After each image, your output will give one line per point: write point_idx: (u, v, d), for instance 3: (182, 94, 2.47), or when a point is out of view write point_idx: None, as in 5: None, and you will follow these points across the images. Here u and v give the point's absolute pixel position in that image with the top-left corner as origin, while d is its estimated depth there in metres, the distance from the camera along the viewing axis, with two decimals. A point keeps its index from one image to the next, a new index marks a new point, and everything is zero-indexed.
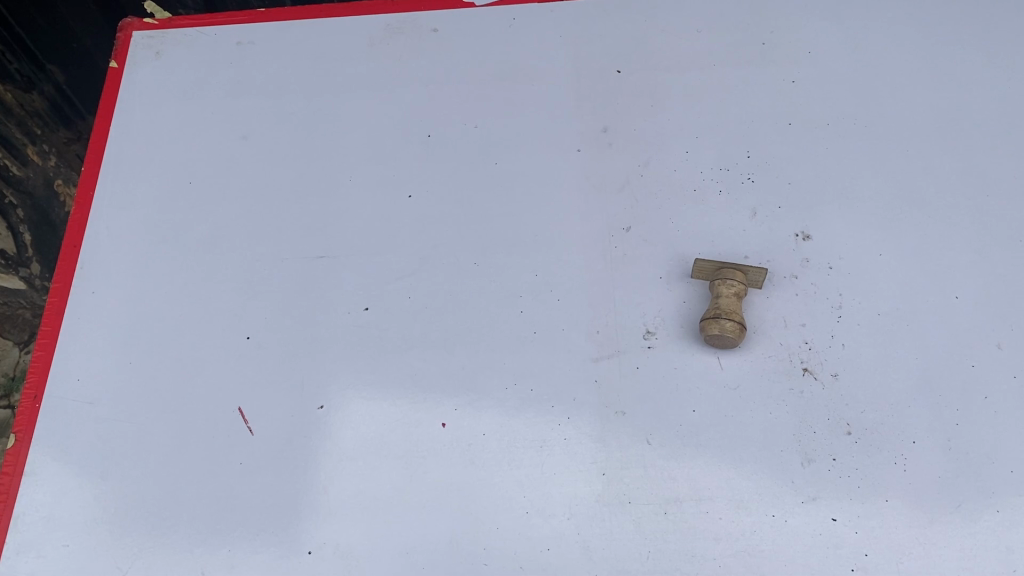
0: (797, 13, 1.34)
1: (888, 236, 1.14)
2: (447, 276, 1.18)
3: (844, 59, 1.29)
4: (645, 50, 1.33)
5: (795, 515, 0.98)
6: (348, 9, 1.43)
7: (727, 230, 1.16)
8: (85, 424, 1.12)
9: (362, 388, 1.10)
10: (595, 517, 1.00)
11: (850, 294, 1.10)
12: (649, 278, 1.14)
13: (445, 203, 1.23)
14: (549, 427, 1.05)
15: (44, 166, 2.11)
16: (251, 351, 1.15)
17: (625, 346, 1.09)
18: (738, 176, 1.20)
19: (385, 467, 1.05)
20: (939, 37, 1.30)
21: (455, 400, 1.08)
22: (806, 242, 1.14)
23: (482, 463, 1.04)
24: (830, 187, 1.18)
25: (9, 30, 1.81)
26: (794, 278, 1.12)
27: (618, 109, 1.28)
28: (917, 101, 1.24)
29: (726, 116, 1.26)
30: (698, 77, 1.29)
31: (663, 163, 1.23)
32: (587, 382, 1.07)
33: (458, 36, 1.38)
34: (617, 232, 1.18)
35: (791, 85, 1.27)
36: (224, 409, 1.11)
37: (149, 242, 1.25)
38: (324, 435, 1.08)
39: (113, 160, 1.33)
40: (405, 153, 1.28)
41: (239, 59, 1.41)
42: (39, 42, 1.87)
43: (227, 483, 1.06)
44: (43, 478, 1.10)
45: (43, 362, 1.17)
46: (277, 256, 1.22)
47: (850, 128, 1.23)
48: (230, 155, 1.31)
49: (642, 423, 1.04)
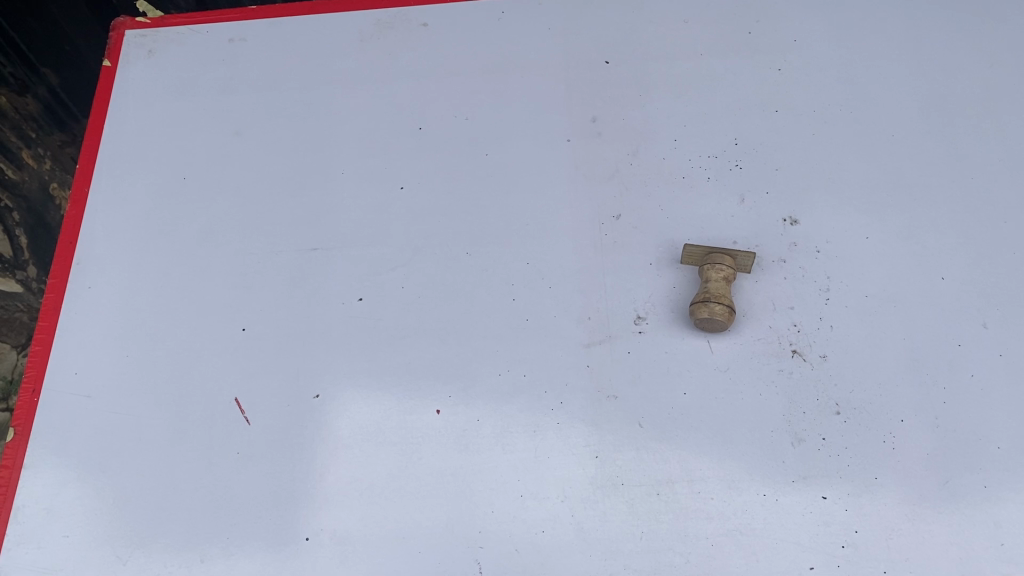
0: (783, 2, 1.35)
1: (874, 219, 1.16)
2: (439, 267, 1.19)
3: (829, 46, 1.30)
4: (633, 40, 1.34)
5: (786, 494, 0.99)
6: (338, 6, 1.44)
7: (716, 216, 1.18)
8: (82, 418, 1.13)
9: (357, 378, 1.12)
10: (588, 499, 1.01)
11: (838, 277, 1.12)
12: (639, 264, 1.16)
13: (437, 195, 1.25)
14: (543, 412, 1.07)
15: (39, 170, 2.12)
16: (246, 343, 1.16)
17: (614, 332, 1.11)
18: (726, 163, 1.22)
19: (380, 454, 1.07)
20: (923, 22, 1.31)
21: (449, 388, 1.10)
22: (794, 226, 1.16)
23: (477, 449, 1.05)
24: (817, 173, 1.20)
25: (8, 38, 1.87)
26: (782, 261, 1.13)
27: (607, 99, 1.29)
28: (902, 86, 1.26)
29: (713, 105, 1.27)
30: (686, 66, 1.31)
31: (652, 152, 1.24)
32: (579, 368, 1.09)
33: (448, 29, 1.39)
34: (607, 220, 1.19)
35: (777, 73, 1.29)
36: (220, 401, 1.12)
37: (143, 237, 1.26)
38: (320, 424, 1.09)
39: (107, 156, 1.34)
40: (396, 145, 1.29)
41: (230, 56, 1.42)
42: (33, 45, 1.92)
43: (225, 473, 1.08)
44: (41, 471, 1.11)
45: (41, 356, 1.18)
46: (271, 249, 1.23)
47: (837, 114, 1.24)
48: (223, 151, 1.33)
49: (634, 407, 1.06)
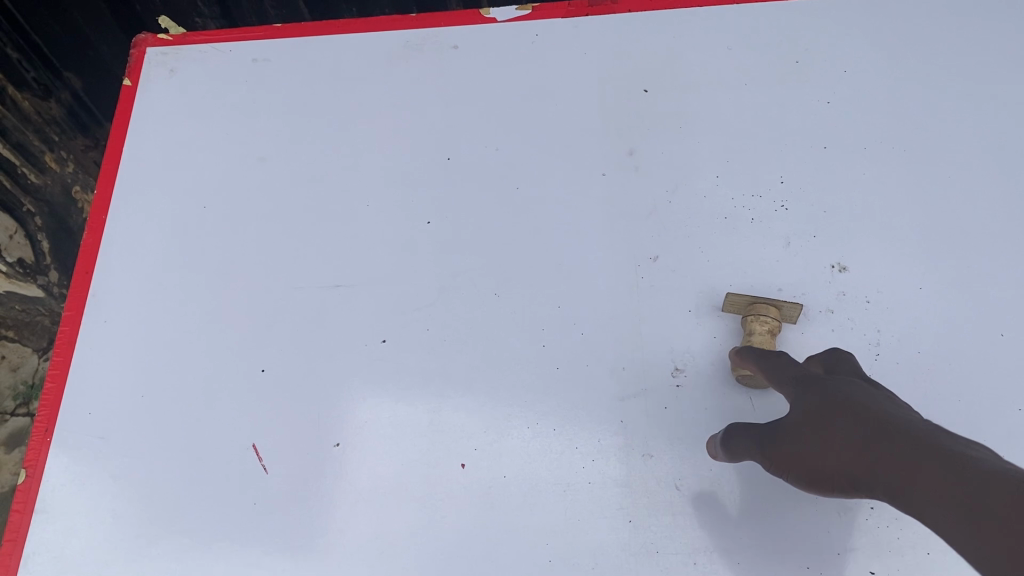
0: (832, 29, 1.28)
1: (928, 268, 1.09)
2: (467, 308, 1.14)
3: (882, 78, 1.23)
4: (674, 67, 1.28)
5: (829, 568, 0.95)
6: (365, 24, 1.38)
7: (760, 261, 1.12)
8: (96, 461, 1.10)
9: (380, 427, 1.07)
10: (621, 567, 0.97)
11: (888, 330, 1.06)
12: (676, 311, 1.10)
13: (465, 230, 1.19)
14: (573, 471, 1.03)
15: (61, 174, 2.06)
16: (264, 385, 1.12)
17: (650, 385, 1.06)
18: (771, 203, 1.15)
19: (403, 510, 1.03)
20: (983, 53, 1.24)
21: (475, 440, 1.05)
22: (843, 274, 1.10)
23: (504, 508, 1.01)
24: (867, 216, 1.13)
25: (26, 37, 1.81)
26: (830, 312, 1.07)
27: (645, 130, 1.23)
28: (960, 122, 1.19)
29: (757, 140, 1.20)
30: (729, 96, 1.24)
31: (692, 189, 1.18)
32: (612, 423, 1.04)
33: (479, 51, 1.33)
34: (644, 262, 1.13)
35: (827, 106, 1.22)
36: (238, 447, 1.08)
37: (162, 269, 1.22)
38: (340, 475, 1.05)
39: (126, 183, 1.30)
40: (424, 176, 1.24)
41: (253, 77, 1.37)
42: (54, 48, 1.86)
43: (242, 526, 1.04)
44: (53, 517, 1.07)
45: (55, 394, 1.15)
46: (293, 285, 1.18)
47: (889, 153, 1.18)
48: (245, 179, 1.28)
49: (669, 467, 1.01)
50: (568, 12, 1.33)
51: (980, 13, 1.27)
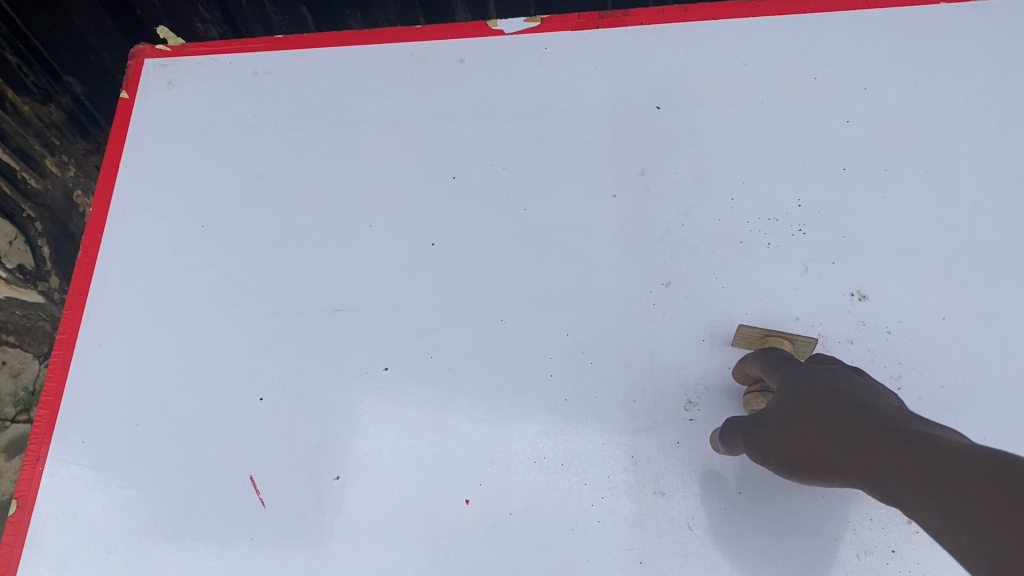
0: (852, 44, 1.23)
1: (952, 297, 1.05)
2: (472, 334, 1.09)
3: (904, 96, 1.19)
4: (688, 82, 1.23)
5: None
6: (369, 36, 1.34)
7: (776, 288, 1.07)
8: (89, 492, 1.06)
9: (381, 459, 1.04)
10: None
11: (910, 363, 1.02)
12: (690, 340, 1.06)
13: (471, 252, 1.15)
14: (582, 508, 0.99)
15: (62, 178, 2.02)
16: (263, 414, 1.08)
17: (662, 418, 1.02)
18: (788, 227, 1.11)
19: (405, 548, 0.99)
20: (1009, 70, 1.19)
21: (480, 474, 1.02)
22: (863, 302, 1.05)
23: (509, 546, 0.98)
24: (888, 241, 1.09)
25: (25, 40, 1.77)
26: (849, 343, 1.03)
27: (658, 149, 1.19)
28: (985, 143, 1.14)
29: (774, 160, 1.16)
30: (745, 114, 1.20)
31: (706, 211, 1.13)
32: (622, 459, 1.01)
33: (486, 64, 1.29)
34: (656, 287, 1.09)
35: (846, 126, 1.18)
36: (235, 480, 1.05)
37: (158, 291, 1.19)
38: (341, 510, 1.02)
39: (122, 200, 1.26)
40: (429, 195, 1.20)
41: (253, 91, 1.33)
42: (54, 52, 1.83)
43: (240, 561, 1.01)
44: (45, 551, 1.04)
45: (47, 421, 1.11)
46: (293, 308, 1.15)
47: (911, 175, 1.13)
48: (245, 197, 1.24)
49: (682, 506, 0.97)
50: (578, 24, 1.29)
51: (1005, 28, 1.22)
